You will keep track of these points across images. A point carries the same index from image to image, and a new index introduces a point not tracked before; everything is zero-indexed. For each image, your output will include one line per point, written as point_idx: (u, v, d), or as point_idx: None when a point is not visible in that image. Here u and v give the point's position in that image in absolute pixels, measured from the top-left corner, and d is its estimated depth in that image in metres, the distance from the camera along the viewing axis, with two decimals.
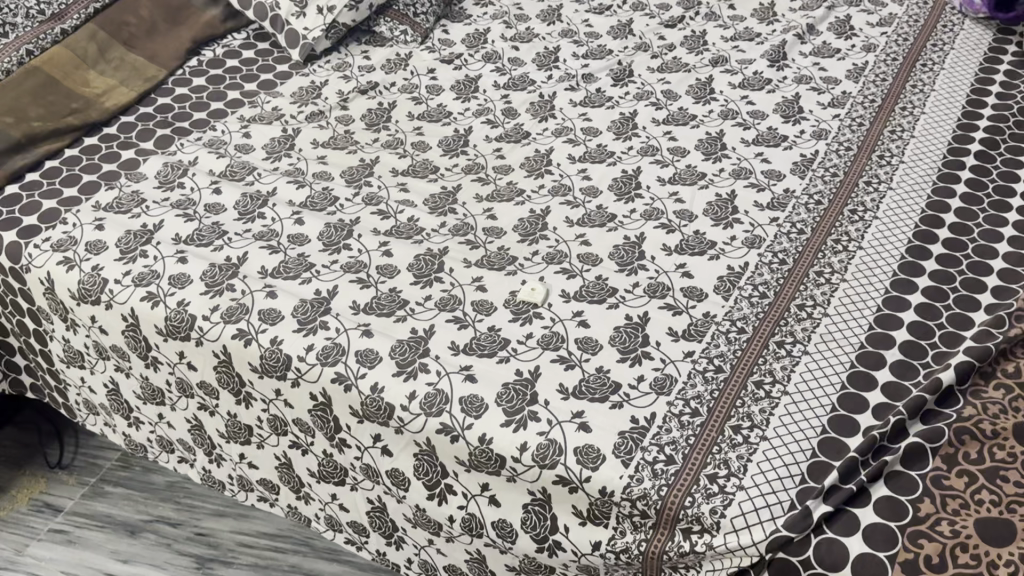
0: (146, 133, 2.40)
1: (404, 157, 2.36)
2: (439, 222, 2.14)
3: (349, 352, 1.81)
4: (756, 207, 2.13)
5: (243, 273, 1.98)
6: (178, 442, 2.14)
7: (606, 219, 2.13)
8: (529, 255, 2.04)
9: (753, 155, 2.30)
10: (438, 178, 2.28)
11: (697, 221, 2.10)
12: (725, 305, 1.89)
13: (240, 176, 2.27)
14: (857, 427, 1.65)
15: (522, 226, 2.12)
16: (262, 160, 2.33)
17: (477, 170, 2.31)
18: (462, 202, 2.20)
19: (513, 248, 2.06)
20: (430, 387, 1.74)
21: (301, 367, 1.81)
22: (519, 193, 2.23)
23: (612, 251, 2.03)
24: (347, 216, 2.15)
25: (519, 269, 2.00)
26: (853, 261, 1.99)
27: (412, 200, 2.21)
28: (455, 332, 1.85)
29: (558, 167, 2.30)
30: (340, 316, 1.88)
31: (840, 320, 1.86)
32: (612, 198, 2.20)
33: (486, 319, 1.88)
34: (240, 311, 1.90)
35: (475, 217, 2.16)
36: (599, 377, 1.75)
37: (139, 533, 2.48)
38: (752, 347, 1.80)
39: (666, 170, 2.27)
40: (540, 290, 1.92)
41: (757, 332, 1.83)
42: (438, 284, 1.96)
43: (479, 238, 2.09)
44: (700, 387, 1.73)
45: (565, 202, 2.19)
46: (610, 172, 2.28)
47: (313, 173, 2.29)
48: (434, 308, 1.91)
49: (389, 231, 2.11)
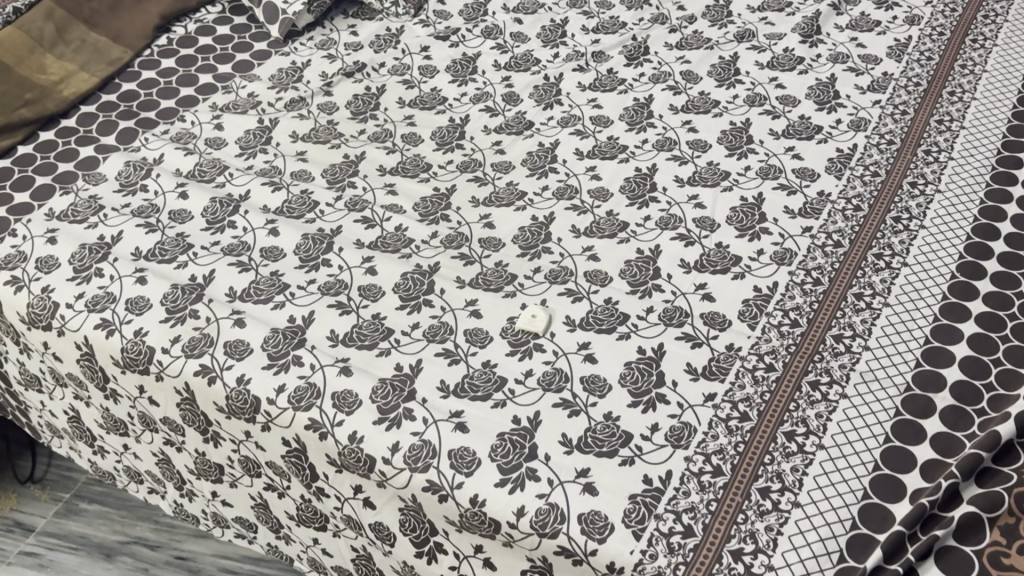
0: (108, 127, 2.18)
1: (392, 152, 2.13)
2: (430, 233, 1.91)
3: (324, 394, 1.60)
4: (787, 214, 1.89)
5: (208, 296, 1.77)
6: (146, 473, 1.96)
7: (617, 228, 1.90)
8: (530, 273, 1.81)
9: (783, 150, 2.05)
10: (430, 177, 2.05)
11: (719, 230, 1.87)
12: (752, 335, 1.66)
13: (210, 176, 2.05)
14: (903, 490, 1.43)
15: (523, 237, 1.89)
16: (235, 157, 2.11)
17: (474, 167, 2.08)
18: (456, 206, 1.97)
19: (512, 264, 1.84)
20: (415, 438, 1.54)
21: (271, 410, 1.61)
22: (520, 195, 2.00)
23: (623, 268, 1.81)
24: (326, 225, 1.93)
25: (518, 290, 1.78)
26: (898, 281, 1.75)
27: (401, 205, 1.98)
28: (444, 369, 1.64)
29: (564, 164, 2.07)
30: (316, 350, 1.67)
31: (884, 355, 1.63)
32: (623, 202, 1.96)
33: (480, 352, 1.67)
34: (203, 343, 1.69)
35: (470, 225, 1.93)
36: (607, 427, 1.53)
37: (115, 556, 2.32)
38: (783, 388, 1.58)
39: (685, 168, 2.03)
40: (543, 318, 1.70)
41: (789, 370, 1.61)
42: (427, 309, 1.74)
43: (474, 252, 1.87)
44: (723, 439, 1.51)
45: (571, 207, 1.96)
46: (622, 170, 2.04)
47: (291, 173, 2.07)
48: (422, 339, 1.69)
49: (374, 243, 1.89)
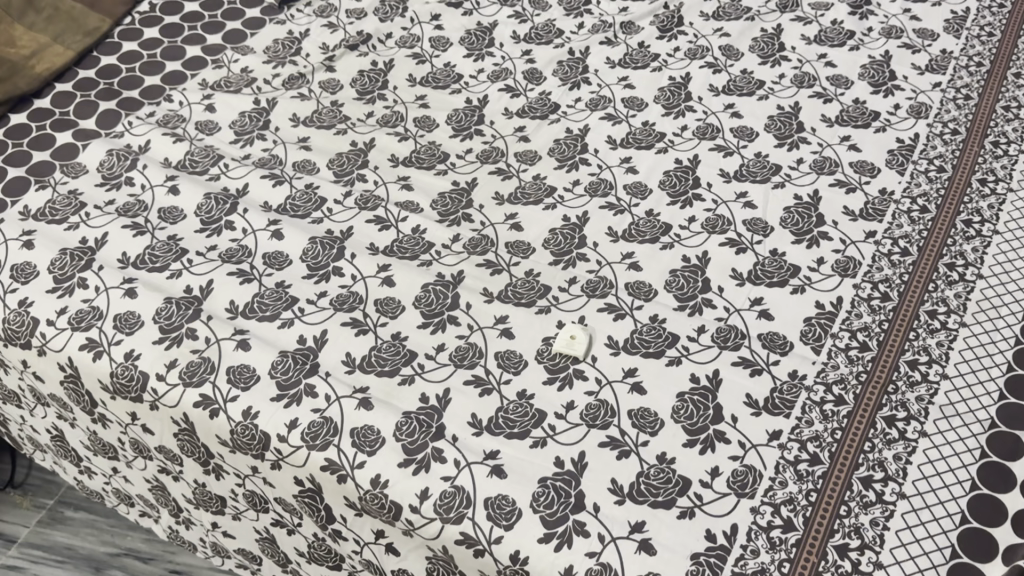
0: (87, 109, 1.96)
1: (405, 138, 1.93)
2: (452, 236, 1.72)
3: (342, 430, 1.42)
4: (847, 216, 1.72)
5: (207, 313, 1.58)
6: (139, 497, 1.79)
7: (659, 231, 1.71)
8: (565, 284, 1.63)
9: (837, 140, 1.87)
10: (448, 169, 1.86)
11: (773, 235, 1.69)
12: (817, 362, 1.50)
13: (203, 167, 1.84)
14: (996, 548, 1.27)
15: (554, 241, 1.71)
16: (230, 144, 1.90)
17: (496, 157, 1.88)
18: (479, 204, 1.78)
19: (544, 273, 1.65)
20: (447, 484, 1.36)
21: (282, 448, 1.43)
22: (549, 191, 1.80)
23: (668, 279, 1.63)
24: (336, 227, 1.74)
25: (553, 305, 1.60)
26: (974, 295, 1.58)
27: (417, 202, 1.79)
28: (476, 400, 1.46)
29: (596, 154, 1.87)
30: (330, 377, 1.48)
31: (964, 385, 1.46)
32: (664, 199, 1.77)
33: (514, 380, 1.49)
34: (203, 368, 1.50)
35: (495, 226, 1.74)
36: (662, 471, 1.37)
37: (105, 570, 2.16)
38: (856, 425, 1.42)
39: (731, 160, 1.84)
40: (584, 341, 1.53)
41: (861, 403, 1.44)
42: (452, 327, 1.56)
43: (501, 258, 1.68)
44: (792, 487, 1.35)
45: (606, 204, 1.77)
46: (661, 162, 1.85)
47: (294, 163, 1.86)
48: (448, 364, 1.51)
49: (389, 249, 1.70)
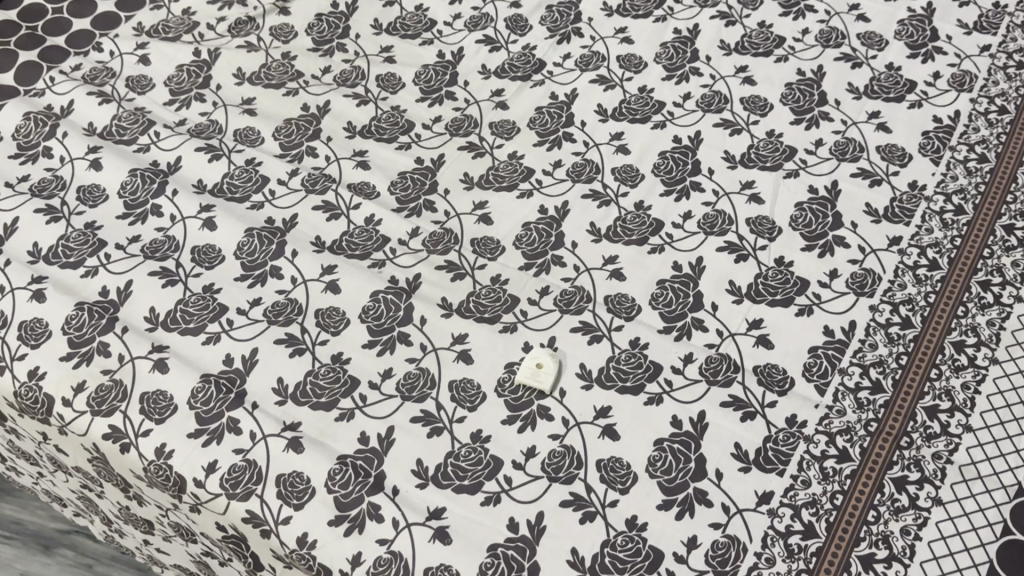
0: (4, 59, 1.72)
1: (364, 102, 1.68)
2: (410, 229, 1.49)
3: (266, 477, 1.24)
4: (868, 217, 1.48)
5: (123, 324, 1.38)
6: (68, 500, 1.63)
7: (648, 230, 1.48)
8: (535, 295, 1.41)
9: (864, 116, 1.61)
10: (412, 143, 1.62)
11: (780, 239, 1.46)
12: (820, 405, 1.29)
13: (132, 136, 1.61)
14: None
15: (527, 238, 1.48)
16: (163, 106, 1.67)
17: (467, 128, 1.64)
18: (443, 188, 1.55)
19: (512, 280, 1.43)
20: (383, 548, 1.18)
21: (199, 494, 1.25)
22: (525, 173, 1.57)
23: (654, 292, 1.41)
24: (277, 214, 1.51)
25: (520, 322, 1.38)
26: (1010, 322, 1.36)
27: (373, 184, 1.56)
28: (422, 443, 1.27)
29: (582, 128, 1.63)
30: (257, 410, 1.29)
31: (990, 439, 1.25)
32: (656, 189, 1.54)
33: (469, 418, 1.29)
34: (114, 394, 1.32)
35: (460, 217, 1.51)
36: (631, 540, 1.18)
37: (53, 549, 2.02)
38: (859, 489, 1.22)
39: (738, 140, 1.59)
40: (551, 372, 1.32)
41: (867, 460, 1.25)
42: (402, 348, 1.36)
43: (464, 259, 1.46)
44: (781, 566, 1.16)
45: (590, 194, 1.54)
46: (657, 140, 1.60)
47: (235, 131, 1.63)
48: (394, 394, 1.31)
49: (337, 245, 1.48)
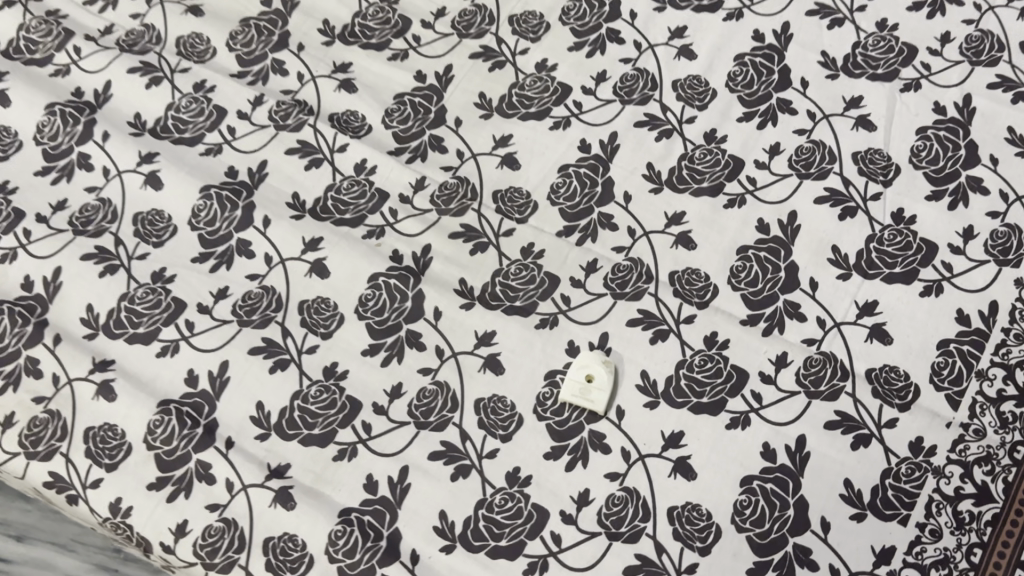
0: None
1: None
2: (414, 179, 1.16)
3: (251, 542, 0.98)
4: (1014, 148, 1.12)
5: (54, 331, 1.08)
6: None
7: (723, 172, 1.14)
8: (580, 273, 1.10)
9: None
10: (409, 49, 1.25)
11: (896, 183, 1.12)
12: (953, 424, 1.01)
13: (44, 53, 1.24)
14: None
15: (566, 188, 1.15)
16: (84, 7, 1.28)
17: (480, 25, 1.25)
18: (454, 118, 1.20)
19: (549, 250, 1.12)
20: None
21: (169, 562, 0.99)
22: (559, 92, 1.21)
23: (734, 266, 1.09)
24: (241, 162, 1.17)
25: (562, 314, 1.08)
26: None
27: (362, 114, 1.20)
28: (445, 490, 1.00)
29: (631, 22, 1.24)
30: (233, 450, 1.02)
31: None
32: (732, 111, 1.18)
33: (503, 452, 1.02)
34: (51, 431, 1.04)
35: (478, 158, 1.17)
36: None
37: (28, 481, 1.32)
38: (1004, 540, 0.96)
39: (839, 35, 1.21)
40: (604, 384, 1.03)
41: (1014, 500, 0.97)
42: (413, 354, 1.06)
43: (486, 221, 1.13)
44: None
45: (645, 120, 1.18)
46: (731, 38, 1.22)
47: (177, 40, 1.25)
48: (406, 420, 1.03)
49: (320, 206, 1.14)
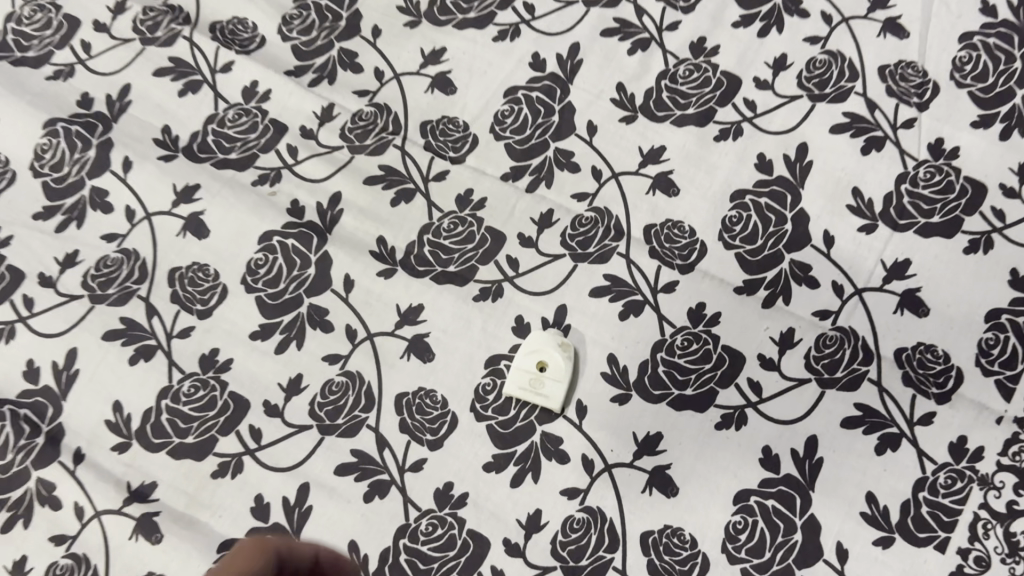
0: None
1: None
2: (319, 108, 0.91)
3: None
4: None
5: None
6: None
7: (714, 93, 0.89)
8: (531, 228, 0.86)
9: None
10: None
11: (934, 106, 0.88)
12: (1004, 419, 0.79)
13: None
14: None
15: (514, 116, 0.90)
16: None
17: None
18: (371, 27, 0.94)
19: (490, 199, 0.87)
20: None
21: None
22: None
23: (727, 216, 0.85)
24: (97, 86, 0.92)
25: (508, 282, 0.84)
26: None
27: (253, 24, 0.94)
28: (357, 515, 0.78)
29: None
30: (83, 466, 0.79)
31: None
32: (726, 13, 0.92)
33: (431, 464, 0.79)
34: None
35: (401, 79, 0.92)
36: None
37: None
38: None
39: None
40: (563, 373, 0.80)
41: None
42: (316, 337, 0.83)
43: (410, 160, 0.89)
44: None
45: (614, 28, 0.93)
46: None
47: None
48: (306, 424, 0.80)
49: (197, 144, 0.90)
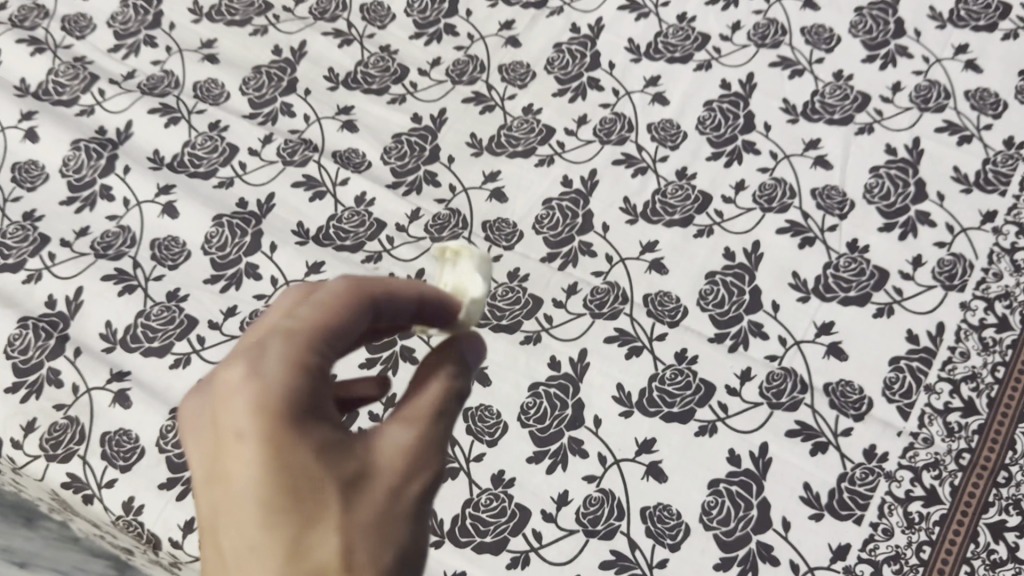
0: None
1: (347, 41, 1.41)
2: (410, 210, 1.26)
3: None
4: (957, 185, 1.24)
5: (75, 344, 1.18)
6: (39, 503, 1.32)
7: (693, 204, 1.25)
8: (561, 294, 1.19)
9: (949, 51, 1.33)
10: (407, 94, 1.36)
11: (852, 215, 1.23)
12: (903, 433, 1.09)
13: (72, 94, 1.37)
14: None
15: (549, 220, 1.25)
16: (108, 55, 1.41)
17: (473, 73, 1.37)
18: (447, 154, 1.31)
19: (533, 275, 1.21)
20: None
21: (177, 556, 1.06)
22: (543, 133, 1.32)
23: (703, 289, 1.19)
24: (251, 194, 1.28)
25: (545, 331, 1.17)
26: None
27: (363, 151, 1.31)
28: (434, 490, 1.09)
29: (610, 71, 1.37)
30: None
31: None
32: (703, 150, 1.29)
33: (488, 456, 1.10)
34: (71, 436, 1.12)
35: (469, 192, 1.28)
36: None
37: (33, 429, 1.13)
38: (950, 538, 1.04)
39: (800, 85, 1.33)
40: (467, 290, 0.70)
41: (959, 501, 1.05)
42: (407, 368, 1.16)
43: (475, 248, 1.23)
44: None
45: (623, 158, 1.29)
46: (702, 87, 1.34)
47: (194, 85, 1.37)
48: None
49: (322, 234, 1.25)
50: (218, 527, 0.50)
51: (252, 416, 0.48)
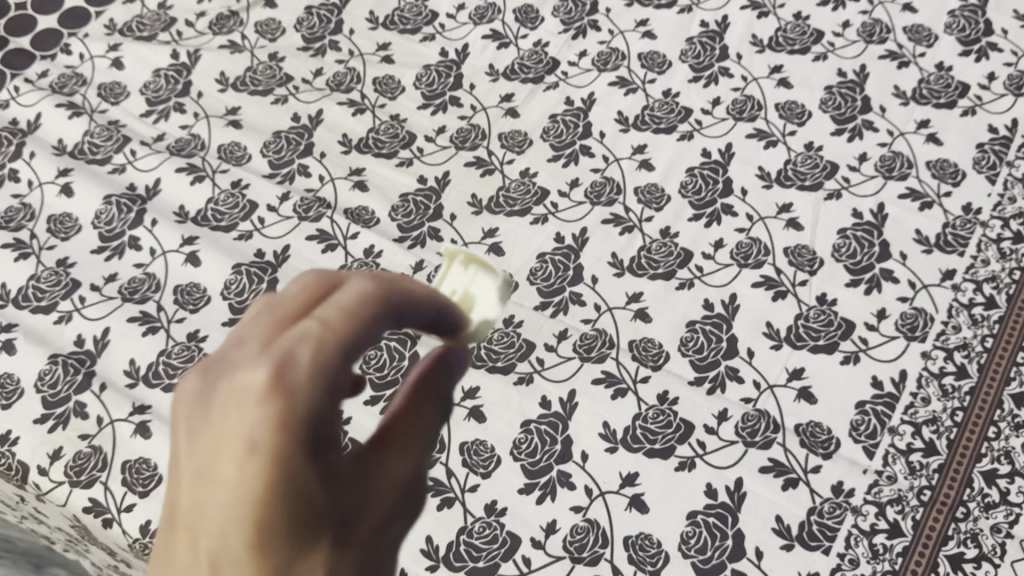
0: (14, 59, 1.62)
1: (360, 110, 1.53)
2: (414, 262, 1.36)
3: None
4: (918, 246, 1.34)
5: (101, 380, 1.27)
6: (56, 535, 1.39)
7: (675, 260, 1.36)
8: (552, 339, 1.29)
9: (912, 126, 1.46)
10: (413, 158, 1.48)
11: (822, 271, 1.33)
12: (869, 470, 1.17)
13: (105, 153, 1.49)
14: None
15: (542, 272, 1.35)
16: (140, 119, 1.54)
17: (475, 140, 1.50)
18: (450, 212, 1.42)
19: (526, 322, 1.31)
20: None
21: None
22: (538, 195, 1.43)
23: (683, 336, 1.29)
24: (268, 246, 1.38)
25: (537, 373, 1.26)
26: None
27: (372, 209, 1.42)
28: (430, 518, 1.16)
29: (601, 140, 1.49)
30: None
31: None
32: (685, 212, 1.40)
33: (482, 487, 1.18)
34: (93, 464, 1.20)
35: (469, 247, 1.38)
36: None
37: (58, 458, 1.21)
38: (912, 568, 1.11)
39: (774, 154, 1.45)
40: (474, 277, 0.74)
41: (921, 534, 1.13)
42: None
43: None
44: None
45: (611, 218, 1.40)
46: (685, 155, 1.46)
47: (219, 147, 1.49)
48: None
49: None
50: (198, 528, 0.43)
51: (268, 435, 0.42)
